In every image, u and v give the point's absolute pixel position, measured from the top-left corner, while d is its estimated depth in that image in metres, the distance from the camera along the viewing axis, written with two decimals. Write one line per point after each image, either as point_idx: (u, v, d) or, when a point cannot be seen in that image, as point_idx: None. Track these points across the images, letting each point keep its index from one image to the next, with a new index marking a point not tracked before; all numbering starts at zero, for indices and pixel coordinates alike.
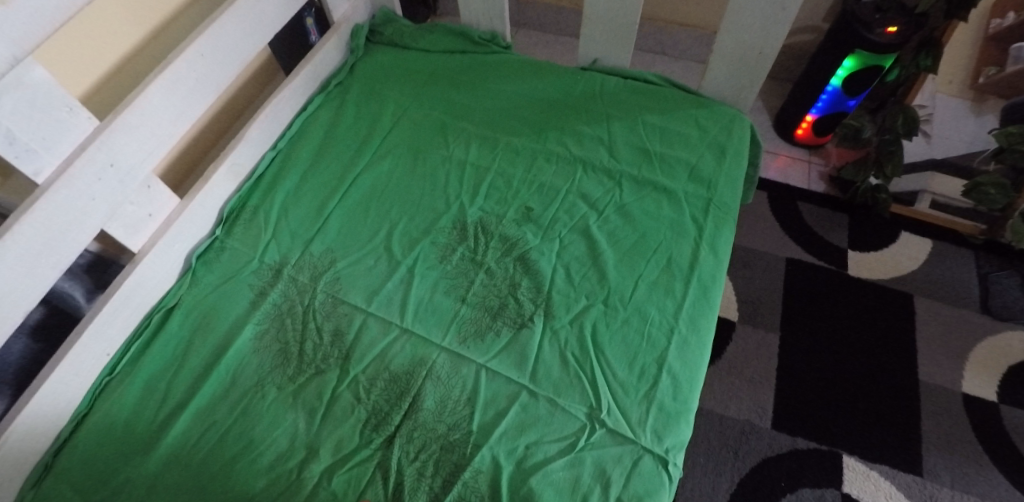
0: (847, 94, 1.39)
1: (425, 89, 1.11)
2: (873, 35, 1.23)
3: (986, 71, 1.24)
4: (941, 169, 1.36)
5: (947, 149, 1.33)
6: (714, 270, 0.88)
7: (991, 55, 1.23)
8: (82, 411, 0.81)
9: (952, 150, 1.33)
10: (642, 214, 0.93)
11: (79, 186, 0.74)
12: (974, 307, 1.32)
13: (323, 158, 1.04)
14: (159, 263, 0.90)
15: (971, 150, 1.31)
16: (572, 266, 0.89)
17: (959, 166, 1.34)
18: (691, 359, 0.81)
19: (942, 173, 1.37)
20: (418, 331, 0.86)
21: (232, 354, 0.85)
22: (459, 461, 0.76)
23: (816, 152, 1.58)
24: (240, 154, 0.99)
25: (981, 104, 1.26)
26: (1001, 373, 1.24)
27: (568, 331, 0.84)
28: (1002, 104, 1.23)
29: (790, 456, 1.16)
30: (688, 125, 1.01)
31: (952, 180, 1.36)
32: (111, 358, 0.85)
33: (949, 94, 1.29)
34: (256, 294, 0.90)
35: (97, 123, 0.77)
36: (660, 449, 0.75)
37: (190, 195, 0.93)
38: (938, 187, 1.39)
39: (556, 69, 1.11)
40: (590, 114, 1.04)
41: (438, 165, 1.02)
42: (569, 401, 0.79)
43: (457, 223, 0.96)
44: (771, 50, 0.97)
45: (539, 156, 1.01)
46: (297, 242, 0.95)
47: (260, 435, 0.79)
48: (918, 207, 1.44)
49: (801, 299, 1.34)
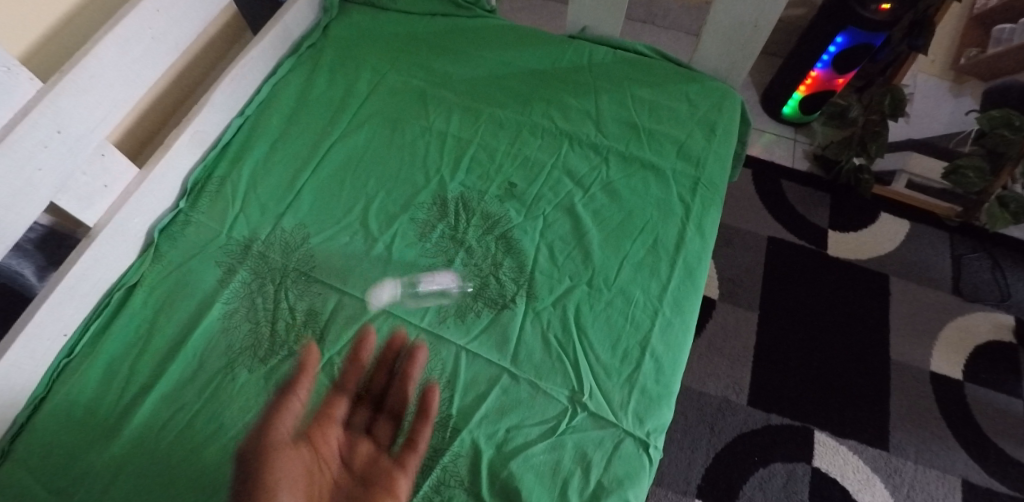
0: (835, 72, 1.37)
1: (404, 55, 1.05)
2: (867, 12, 1.21)
3: (969, 52, 1.25)
4: (923, 150, 1.35)
5: (924, 130, 1.34)
6: (700, 251, 0.86)
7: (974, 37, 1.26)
8: (39, 395, 0.77)
9: (930, 131, 1.33)
10: (628, 192, 0.91)
11: (22, 154, 0.68)
12: (946, 288, 1.34)
13: (295, 126, 0.98)
14: (118, 237, 0.84)
15: (948, 131, 1.31)
16: (556, 245, 0.87)
17: (937, 146, 1.33)
18: (675, 342, 0.80)
19: (921, 153, 1.36)
20: (396, 312, 0.83)
21: (199, 334, 0.81)
22: (438, 445, 0.74)
23: (802, 130, 1.56)
24: (203, 120, 0.92)
25: (960, 85, 1.27)
26: (968, 353, 1.27)
27: (551, 313, 0.82)
28: (981, 87, 1.23)
29: (765, 432, 1.18)
30: (678, 100, 0.98)
31: (930, 161, 1.36)
32: (68, 339, 0.81)
33: (931, 74, 1.30)
34: (224, 271, 0.86)
35: (40, 85, 0.70)
36: (641, 432, 0.74)
37: (149, 165, 0.87)
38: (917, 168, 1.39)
39: (543, 37, 1.06)
40: (577, 86, 1.00)
41: (418, 136, 0.97)
42: (550, 384, 0.77)
43: (437, 198, 0.92)
44: (766, 24, 0.94)
45: (524, 129, 0.97)
46: (267, 215, 0.90)
47: (230, 419, 0.76)
48: (895, 186, 1.44)
49: (779, 278, 1.35)
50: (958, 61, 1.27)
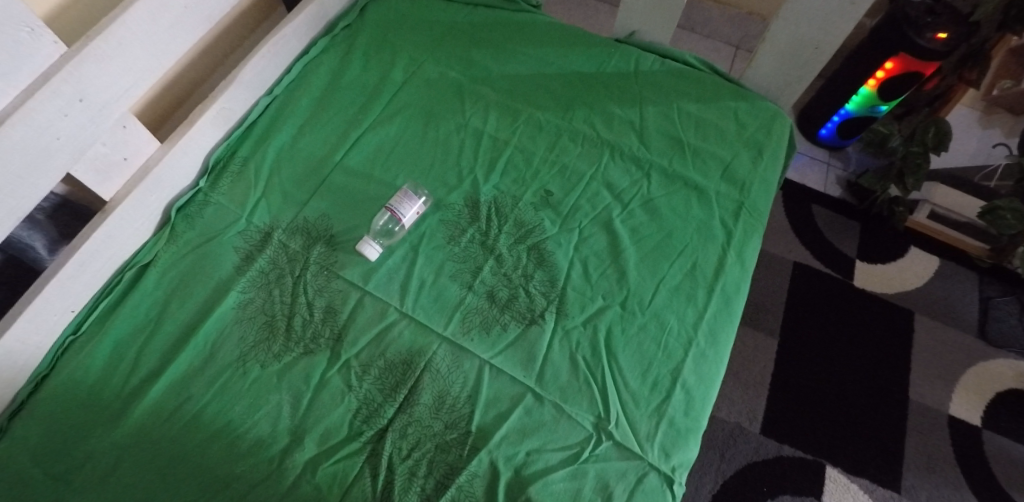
0: (878, 99, 1.32)
1: (442, 45, 1.00)
2: (922, 40, 1.16)
3: (1001, 83, 1.20)
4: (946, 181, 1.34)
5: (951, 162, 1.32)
6: (739, 280, 0.82)
7: (1011, 69, 1.19)
8: (43, 372, 0.74)
9: (955, 162, 1.35)
10: (669, 211, 0.86)
11: (41, 123, 0.64)
12: (971, 330, 1.31)
13: (324, 111, 0.94)
14: (134, 214, 0.80)
15: (973, 163, 1.33)
16: (590, 261, 0.83)
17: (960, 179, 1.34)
18: (707, 374, 0.77)
19: (945, 185, 1.34)
20: (418, 317, 0.79)
21: (212, 323, 0.77)
22: (454, 463, 0.71)
23: (836, 155, 1.52)
24: (230, 97, 0.88)
25: (990, 116, 1.24)
26: (988, 399, 1.24)
27: (580, 333, 0.78)
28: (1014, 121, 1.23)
29: (776, 462, 1.15)
30: (726, 118, 0.93)
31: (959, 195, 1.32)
32: (76, 315, 0.77)
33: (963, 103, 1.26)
34: (241, 258, 0.82)
35: (64, 49, 0.66)
36: (666, 467, 0.71)
37: (171, 139, 0.83)
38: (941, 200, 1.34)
39: (590, 38, 1.01)
40: (622, 94, 0.96)
41: (452, 132, 0.93)
42: (576, 408, 0.74)
43: (469, 200, 0.87)
44: (829, 47, 0.89)
45: (563, 135, 0.93)
46: (290, 203, 0.86)
47: (240, 416, 0.73)
48: (917, 216, 1.39)
49: (803, 306, 1.31)
50: (990, 91, 1.22)
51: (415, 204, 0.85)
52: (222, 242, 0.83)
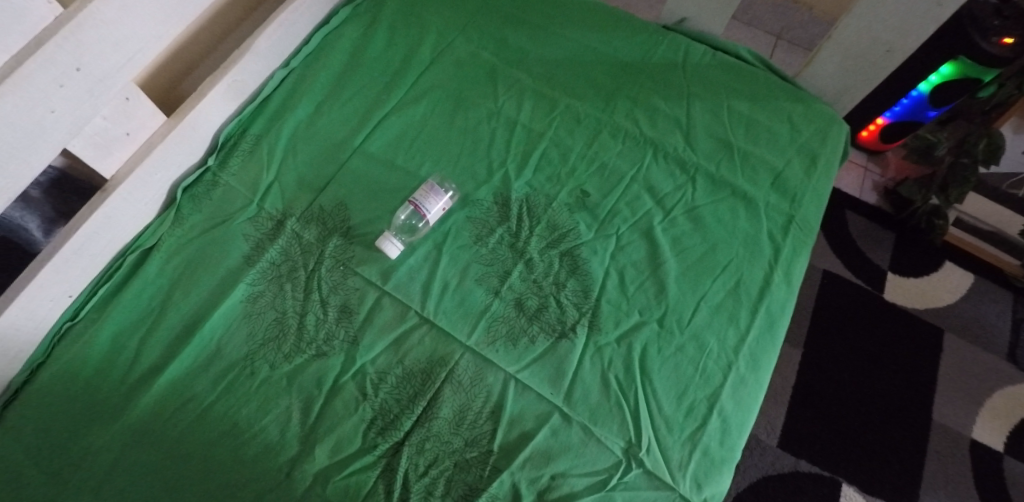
0: (930, 103, 1.23)
1: (476, 21, 0.92)
2: (986, 44, 1.07)
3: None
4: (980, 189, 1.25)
5: None
6: (785, 301, 0.76)
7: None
8: (37, 360, 0.69)
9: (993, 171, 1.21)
10: (714, 221, 0.80)
11: (31, 94, 0.57)
12: (1000, 352, 1.26)
13: (345, 89, 0.86)
14: (136, 194, 0.74)
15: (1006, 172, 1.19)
16: (628, 272, 0.77)
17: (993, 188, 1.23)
18: (746, 401, 0.71)
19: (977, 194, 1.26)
20: (440, 323, 0.73)
21: (218, 318, 0.72)
22: (474, 484, 0.66)
23: (874, 159, 1.45)
24: (243, 68, 0.81)
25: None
26: (1014, 424, 1.20)
27: (613, 351, 0.72)
28: None
29: (792, 477, 1.12)
30: (779, 121, 0.86)
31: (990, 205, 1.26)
32: (73, 301, 0.72)
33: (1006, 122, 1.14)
34: (252, 247, 0.76)
35: (60, 12, 0.58)
36: (698, 499, 0.66)
37: (178, 114, 0.76)
38: (971, 208, 1.29)
39: (635, 23, 0.93)
40: (668, 88, 0.88)
41: (482, 120, 0.86)
42: (605, 431, 0.69)
43: (499, 196, 0.81)
44: (901, 51, 0.83)
45: (604, 130, 0.86)
46: (306, 189, 0.80)
47: (247, 419, 0.68)
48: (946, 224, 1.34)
49: (829, 317, 1.27)
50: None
51: (442, 198, 0.79)
52: (230, 229, 0.76)
